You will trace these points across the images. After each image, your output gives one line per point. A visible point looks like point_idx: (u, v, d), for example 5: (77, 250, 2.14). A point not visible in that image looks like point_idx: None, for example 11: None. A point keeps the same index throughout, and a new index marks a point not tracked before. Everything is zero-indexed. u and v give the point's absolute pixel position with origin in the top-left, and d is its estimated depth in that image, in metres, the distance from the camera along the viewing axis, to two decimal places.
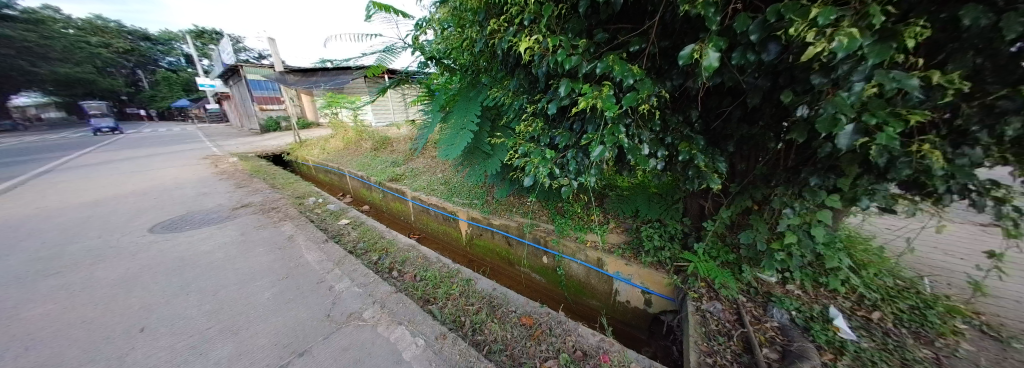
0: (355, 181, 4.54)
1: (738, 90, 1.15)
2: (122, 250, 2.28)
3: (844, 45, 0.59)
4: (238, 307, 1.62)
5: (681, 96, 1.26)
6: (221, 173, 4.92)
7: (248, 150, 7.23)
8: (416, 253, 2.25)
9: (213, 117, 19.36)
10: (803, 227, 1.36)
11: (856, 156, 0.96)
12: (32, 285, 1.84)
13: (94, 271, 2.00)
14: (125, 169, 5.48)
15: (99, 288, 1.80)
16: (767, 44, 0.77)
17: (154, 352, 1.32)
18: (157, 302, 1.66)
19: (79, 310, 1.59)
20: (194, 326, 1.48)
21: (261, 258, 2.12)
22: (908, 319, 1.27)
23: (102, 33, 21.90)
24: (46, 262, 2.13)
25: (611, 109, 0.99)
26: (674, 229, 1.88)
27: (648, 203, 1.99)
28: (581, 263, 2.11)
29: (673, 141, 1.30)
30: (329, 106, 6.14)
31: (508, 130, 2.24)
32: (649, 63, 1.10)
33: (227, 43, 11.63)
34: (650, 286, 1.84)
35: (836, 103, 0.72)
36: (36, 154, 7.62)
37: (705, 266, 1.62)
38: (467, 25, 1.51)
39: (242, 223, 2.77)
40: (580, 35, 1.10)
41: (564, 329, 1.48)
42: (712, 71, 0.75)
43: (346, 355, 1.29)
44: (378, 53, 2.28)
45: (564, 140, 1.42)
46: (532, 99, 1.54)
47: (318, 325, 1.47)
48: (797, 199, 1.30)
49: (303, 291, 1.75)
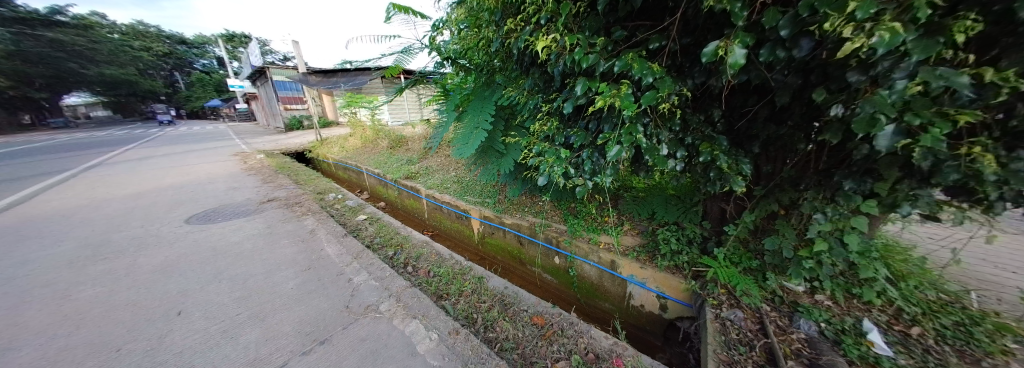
0: (371, 178, 4.69)
1: (767, 88, 1.09)
2: (161, 240, 2.46)
3: (885, 41, 0.56)
4: (266, 295, 1.71)
5: (703, 94, 1.21)
6: (250, 168, 5.20)
7: (274, 147, 7.59)
8: (429, 249, 2.30)
9: (243, 116, 20.66)
10: (834, 234, 1.29)
11: (896, 159, 0.90)
12: (86, 270, 2.02)
13: (138, 258, 2.17)
14: (163, 164, 5.89)
15: (142, 274, 1.95)
16: (799, 39, 0.74)
17: (190, 334, 1.42)
18: (192, 289, 1.77)
19: (125, 294, 1.73)
20: (225, 312, 1.57)
21: (286, 250, 2.23)
22: (952, 336, 1.17)
23: (144, 38, 23.68)
24: (96, 249, 2.33)
25: (628, 108, 0.97)
26: (692, 232, 1.82)
27: (665, 206, 1.96)
28: (594, 265, 2.08)
29: (693, 141, 1.25)
30: (349, 106, 6.38)
31: (521, 130, 2.24)
32: (670, 61, 1.07)
33: (255, 47, 12.28)
34: (666, 291, 1.79)
35: (876, 102, 0.68)
36: (83, 150, 8.26)
37: (726, 272, 1.56)
38: (483, 25, 1.54)
39: (268, 216, 2.92)
40: (597, 33, 1.09)
41: (576, 331, 1.47)
42: (739, 68, 0.73)
43: (364, 346, 1.34)
44: (396, 54, 2.34)
45: (580, 140, 1.40)
46: (547, 99, 1.54)
47: (337, 316, 1.53)
48: (830, 204, 1.22)
49: (324, 282, 1.82)
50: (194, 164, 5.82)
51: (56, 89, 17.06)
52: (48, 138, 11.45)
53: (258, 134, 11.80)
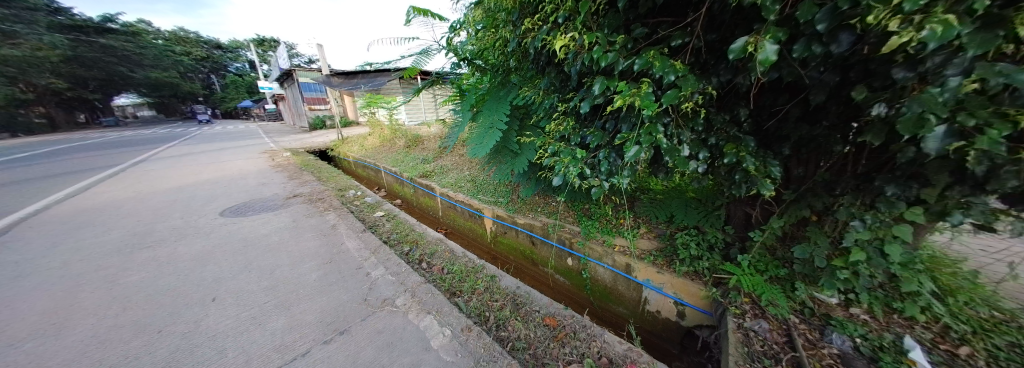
0: (389, 176, 4.83)
1: (800, 85, 1.03)
2: (198, 231, 2.64)
3: (937, 34, 0.51)
4: (291, 285, 1.80)
5: (729, 93, 1.16)
6: (277, 165, 5.50)
7: (299, 145, 7.98)
8: (443, 246, 2.34)
9: (271, 116, 21.86)
10: (873, 244, 1.20)
11: (947, 163, 0.83)
12: (133, 257, 2.20)
13: (177, 247, 2.34)
14: (201, 161, 6.32)
15: (182, 261, 2.11)
16: (838, 34, 0.69)
17: (222, 319, 1.51)
18: (225, 277, 1.90)
19: (166, 280, 1.88)
20: (254, 299, 1.67)
21: (309, 243, 2.34)
22: (1006, 358, 1.06)
23: (186, 43, 25.55)
24: (142, 237, 2.54)
25: (649, 107, 0.94)
26: (714, 237, 1.75)
27: (685, 209, 1.90)
28: (608, 267, 2.04)
29: (717, 142, 1.20)
30: (368, 106, 6.61)
31: (536, 130, 2.24)
32: (694, 59, 1.03)
33: (283, 50, 12.96)
34: (684, 297, 1.73)
35: (924, 101, 0.63)
36: (131, 147, 9.01)
37: (750, 280, 1.49)
38: (500, 26, 1.55)
39: (293, 211, 3.07)
40: (616, 31, 1.07)
41: (589, 334, 1.45)
42: (770, 65, 0.69)
43: (381, 338, 1.38)
44: (414, 55, 2.40)
45: (596, 140, 1.38)
46: (564, 98, 1.53)
47: (356, 308, 1.59)
48: (869, 211, 1.14)
49: (344, 275, 1.89)
50: (227, 160, 6.21)
51: (111, 91, 18.72)
52: (104, 136, 12.58)
53: (285, 132, 12.44)
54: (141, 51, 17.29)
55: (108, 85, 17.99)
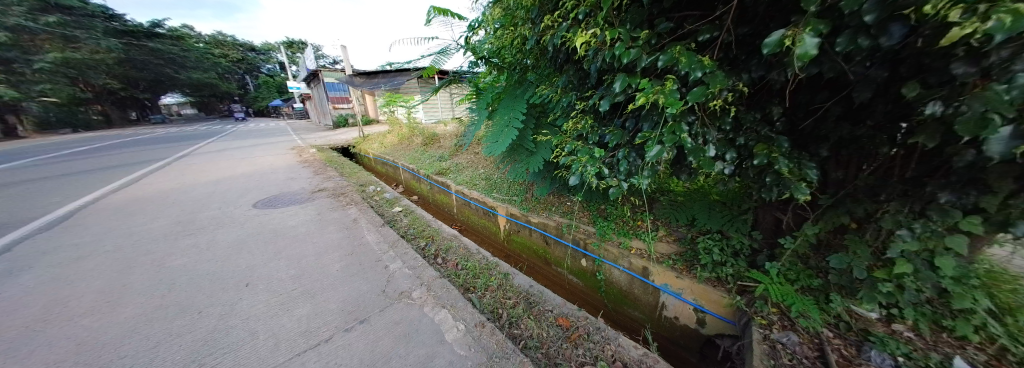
0: (406, 173, 4.96)
1: (842, 82, 0.95)
2: (233, 221, 2.83)
3: (1006, 25, 0.47)
4: (315, 274, 1.89)
5: (761, 90, 1.10)
6: (303, 161, 5.79)
7: (324, 142, 8.36)
8: (458, 243, 2.38)
9: (299, 114, 23.08)
10: (922, 256, 1.10)
11: (1013, 168, 0.75)
12: (177, 243, 2.39)
13: (215, 235, 2.52)
14: (236, 156, 6.77)
15: (219, 248, 2.27)
16: (888, 25, 0.64)
17: (253, 304, 1.61)
18: (257, 264, 2.02)
19: (206, 265, 2.03)
20: (282, 286, 1.77)
21: (332, 235, 2.45)
22: None
23: (224, 46, 27.40)
24: (185, 225, 2.75)
25: (673, 105, 0.90)
26: (740, 243, 1.67)
27: (708, 212, 1.82)
28: (623, 270, 2.00)
29: (746, 142, 1.14)
30: (388, 105, 6.81)
31: (552, 128, 2.22)
32: (723, 54, 0.98)
33: (310, 52, 13.60)
34: (705, 304, 1.66)
35: (986, 100, 0.58)
36: (176, 142, 9.80)
37: (779, 289, 1.41)
38: (519, 24, 1.55)
39: (318, 204, 3.22)
40: (640, 26, 1.04)
41: (603, 337, 1.43)
42: (809, 59, 0.65)
43: (398, 329, 1.42)
44: (433, 55, 2.44)
45: (616, 139, 1.34)
46: (582, 96, 1.50)
47: (375, 298, 1.64)
48: (918, 219, 1.04)
49: (364, 267, 1.97)
50: (259, 156, 6.61)
51: (159, 90, 20.39)
52: (154, 132, 13.78)
53: (310, 130, 13.06)
54: (185, 53, 18.72)
55: (157, 86, 19.61)
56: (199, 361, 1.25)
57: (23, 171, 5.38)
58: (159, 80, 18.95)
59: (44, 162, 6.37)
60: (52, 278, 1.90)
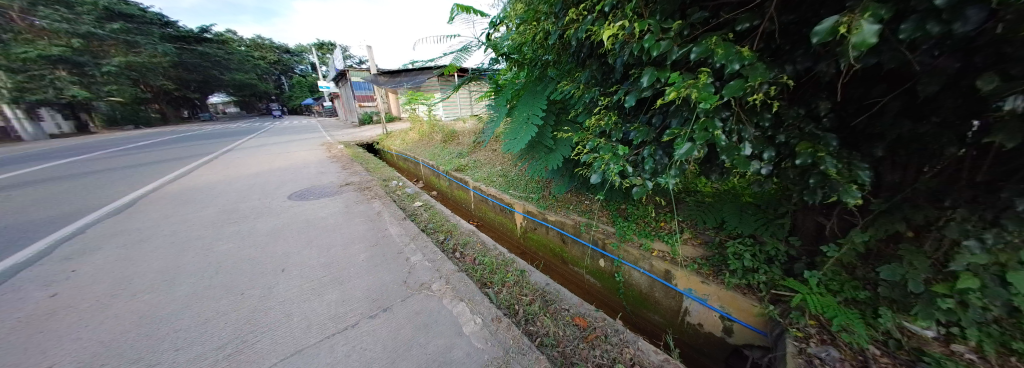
0: (426, 169, 5.09)
1: (904, 73, 0.86)
2: (270, 211, 3.05)
3: None
4: (342, 263, 1.99)
5: (806, 83, 1.01)
6: (332, 156, 6.10)
7: (350, 139, 8.77)
8: (476, 238, 2.41)
9: (328, 111, 24.40)
10: (996, 271, 0.96)
11: None
12: (223, 229, 2.62)
13: (255, 223, 2.73)
14: (272, 151, 7.28)
15: (258, 236, 2.45)
16: (965, 8, 0.56)
17: (287, 288, 1.73)
18: (291, 252, 2.17)
19: (246, 250, 2.20)
20: (313, 273, 1.89)
21: (358, 226, 2.57)
22: None
23: (263, 49, 29.42)
24: (229, 214, 3.01)
25: (707, 100, 0.85)
26: (774, 249, 1.56)
27: (739, 215, 1.72)
28: (644, 272, 1.94)
29: (787, 140, 1.05)
30: (410, 103, 7.01)
31: (573, 125, 2.18)
32: (763, 45, 0.91)
33: (339, 53, 14.27)
34: (733, 312, 1.58)
35: None
36: (221, 138, 10.68)
37: (819, 301, 1.29)
38: (542, 19, 1.54)
39: (345, 197, 3.39)
40: (671, 17, 0.99)
41: (621, 339, 1.40)
42: (867, 48, 0.58)
43: (418, 319, 1.47)
44: (455, 53, 2.47)
45: (641, 136, 1.29)
46: (605, 92, 1.46)
47: (397, 288, 1.71)
48: (990, 227, 0.93)
49: (387, 258, 2.05)
50: (292, 151, 7.06)
51: (207, 90, 22.31)
52: (203, 129, 15.09)
53: (338, 127, 13.74)
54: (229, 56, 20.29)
55: (206, 86, 21.45)
56: (241, 338, 1.36)
57: (98, 163, 6.11)
58: (207, 80, 20.70)
59: (115, 155, 7.20)
60: (120, 258, 2.14)
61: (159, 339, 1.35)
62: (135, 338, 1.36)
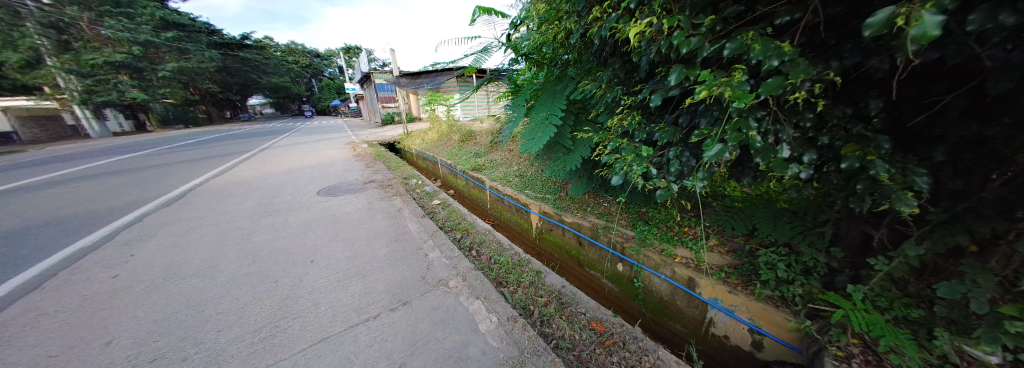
0: (444, 168, 5.20)
1: (973, 68, 0.77)
2: (300, 205, 3.24)
3: None
4: (365, 257, 2.08)
5: (855, 79, 0.93)
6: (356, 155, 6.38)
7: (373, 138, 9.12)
8: (492, 237, 2.43)
9: (354, 112, 25.55)
10: None
11: None
12: (258, 221, 2.82)
13: (286, 217, 2.91)
14: (303, 149, 7.72)
15: (289, 228, 2.61)
16: None
17: (314, 278, 1.83)
18: (319, 244, 2.29)
19: (279, 242, 2.35)
20: (339, 265, 1.98)
21: (379, 222, 2.67)
22: None
23: (295, 53, 31.30)
24: (265, 207, 3.23)
25: (741, 99, 0.81)
26: (812, 259, 1.45)
27: (773, 222, 1.62)
28: (665, 279, 1.86)
29: (832, 142, 0.97)
30: (430, 103, 7.18)
31: (593, 125, 2.14)
32: (805, 39, 0.85)
33: (364, 56, 14.92)
34: (763, 325, 1.48)
35: None
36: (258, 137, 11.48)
37: (864, 318, 1.18)
38: (564, 18, 1.53)
39: (367, 194, 3.53)
40: (702, 12, 0.94)
41: (640, 347, 1.35)
42: (928, 41, 0.53)
43: (434, 314, 1.50)
44: (475, 54, 2.50)
45: (666, 137, 1.25)
46: (628, 91, 1.42)
47: (416, 283, 1.75)
48: None
49: (406, 254, 2.11)
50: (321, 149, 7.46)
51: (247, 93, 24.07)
52: (242, 128, 16.29)
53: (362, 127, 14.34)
54: (266, 60, 21.77)
55: (246, 89, 23.14)
56: (274, 323, 1.45)
57: (155, 159, 6.77)
58: (247, 83, 22.33)
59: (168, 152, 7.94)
60: (172, 245, 2.36)
61: (202, 320, 1.48)
62: (182, 319, 1.49)
